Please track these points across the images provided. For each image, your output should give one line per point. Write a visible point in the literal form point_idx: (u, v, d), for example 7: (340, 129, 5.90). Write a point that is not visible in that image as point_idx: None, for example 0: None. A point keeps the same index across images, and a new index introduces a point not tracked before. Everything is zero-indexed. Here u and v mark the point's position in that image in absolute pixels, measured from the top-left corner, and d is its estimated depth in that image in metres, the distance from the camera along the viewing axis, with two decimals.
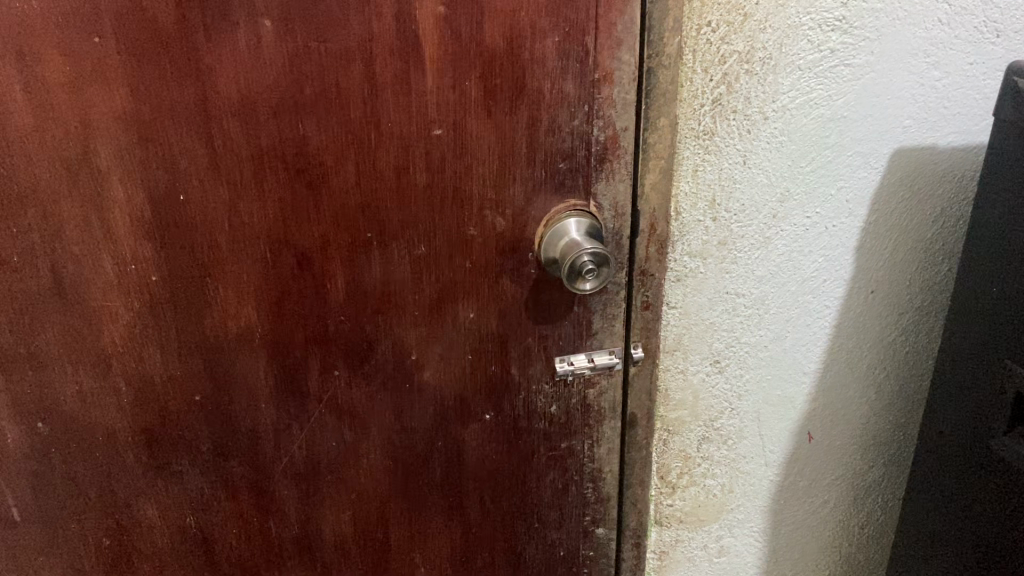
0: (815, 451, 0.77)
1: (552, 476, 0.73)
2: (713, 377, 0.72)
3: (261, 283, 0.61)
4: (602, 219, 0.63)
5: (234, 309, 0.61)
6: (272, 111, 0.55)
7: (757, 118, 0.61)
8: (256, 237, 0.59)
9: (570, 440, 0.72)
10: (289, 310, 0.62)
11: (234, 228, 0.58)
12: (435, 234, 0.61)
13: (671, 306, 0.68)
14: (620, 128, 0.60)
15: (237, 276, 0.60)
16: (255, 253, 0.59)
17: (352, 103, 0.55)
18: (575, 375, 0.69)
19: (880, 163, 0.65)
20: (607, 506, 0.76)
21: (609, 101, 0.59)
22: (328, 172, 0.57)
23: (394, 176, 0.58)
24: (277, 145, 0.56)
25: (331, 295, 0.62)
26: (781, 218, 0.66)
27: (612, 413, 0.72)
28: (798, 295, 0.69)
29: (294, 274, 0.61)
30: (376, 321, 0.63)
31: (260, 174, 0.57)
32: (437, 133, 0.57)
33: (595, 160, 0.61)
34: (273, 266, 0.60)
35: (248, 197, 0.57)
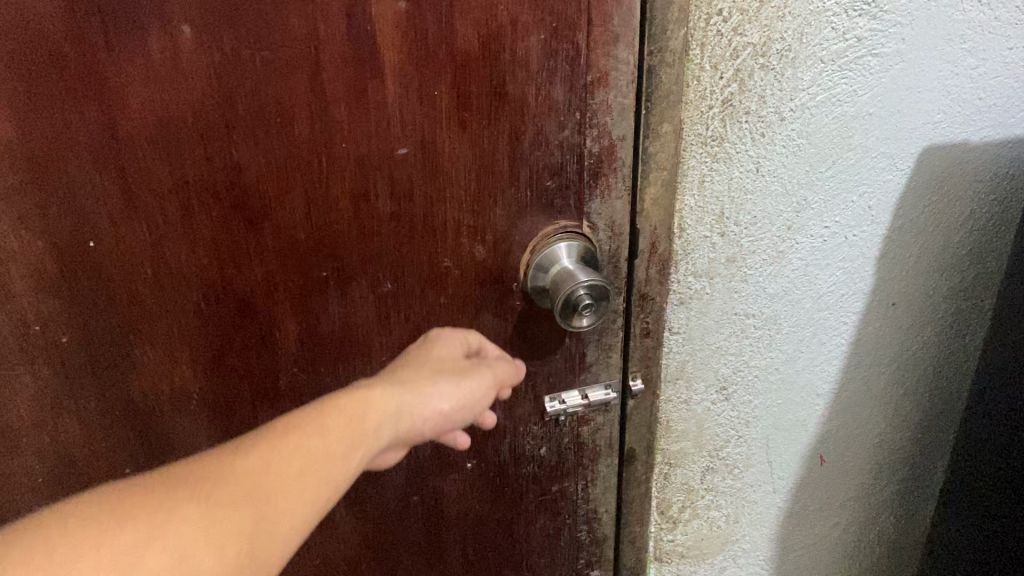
0: (827, 475, 0.70)
1: (543, 521, 0.66)
2: (719, 405, 0.65)
3: (196, 336, 0.51)
4: (597, 239, 0.54)
5: (165, 367, 0.52)
6: (198, 136, 0.45)
7: (772, 119, 0.53)
8: (187, 284, 0.49)
9: (561, 482, 0.65)
10: (231, 363, 0.53)
11: (160, 275, 0.49)
12: (404, 267, 0.52)
13: (673, 331, 0.60)
14: (616, 137, 0.51)
15: (166, 331, 0.51)
16: (187, 304, 0.50)
17: (298, 123, 0.46)
18: (567, 414, 0.61)
19: (906, 163, 0.57)
20: (603, 547, 0.70)
21: (605, 107, 0.50)
22: (271, 205, 0.48)
23: (352, 205, 0.49)
24: (208, 175, 0.46)
25: (281, 344, 0.53)
26: (796, 229, 0.57)
27: (608, 448, 0.64)
28: (812, 312, 0.62)
29: (236, 324, 0.52)
30: (336, 369, 0.54)
31: (189, 211, 0.47)
32: (402, 152, 0.48)
33: (589, 175, 0.52)
34: (211, 315, 0.51)
35: (176, 237, 0.48)
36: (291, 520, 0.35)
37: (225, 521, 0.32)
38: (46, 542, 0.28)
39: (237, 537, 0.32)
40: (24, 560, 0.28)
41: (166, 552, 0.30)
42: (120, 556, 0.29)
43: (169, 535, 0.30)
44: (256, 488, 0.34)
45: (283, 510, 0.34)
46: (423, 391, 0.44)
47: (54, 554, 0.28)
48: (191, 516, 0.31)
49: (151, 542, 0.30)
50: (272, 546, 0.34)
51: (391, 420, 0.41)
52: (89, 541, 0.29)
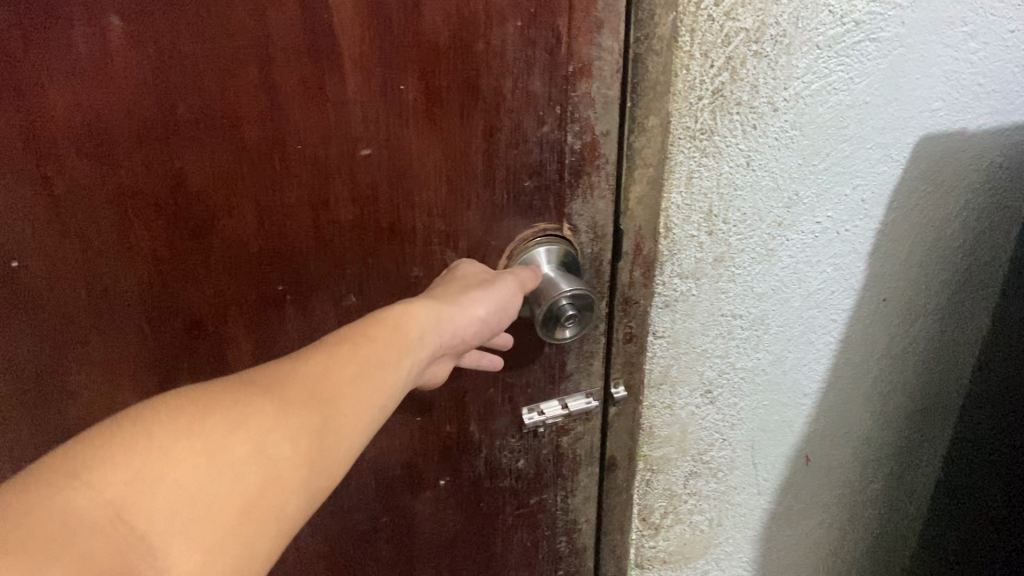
0: (812, 474, 0.68)
1: (521, 534, 0.63)
2: (704, 408, 0.61)
3: (139, 361, 0.48)
4: (579, 242, 0.51)
5: (107, 393, 0.49)
6: (134, 141, 0.40)
7: (765, 110, 0.48)
8: (127, 305, 0.45)
9: (540, 494, 0.61)
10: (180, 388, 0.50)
11: (97, 296, 0.45)
12: (369, 277, 0.48)
13: (658, 335, 0.56)
14: (599, 132, 0.47)
15: (106, 355, 0.47)
16: (127, 326, 0.46)
17: (246, 125, 0.41)
18: (546, 425, 0.58)
19: (902, 154, 0.54)
20: (584, 556, 0.67)
21: (587, 99, 0.46)
22: (218, 215, 0.43)
23: (310, 213, 0.44)
24: (145, 185, 0.42)
25: (233, 364, 0.49)
26: (787, 225, 0.54)
27: (588, 458, 0.61)
28: (801, 310, 0.58)
29: (183, 346, 0.48)
30: None
31: (125, 225, 0.43)
32: (364, 154, 0.43)
33: (570, 173, 0.48)
34: (154, 337, 0.47)
35: (112, 253, 0.44)
36: (348, 422, 0.37)
37: (294, 417, 0.34)
38: (143, 431, 0.31)
39: (305, 431, 0.35)
40: (125, 447, 0.30)
41: (245, 441, 0.33)
42: (208, 443, 0.32)
43: (247, 428, 0.33)
44: (317, 392, 0.36)
45: (343, 412, 0.37)
46: (457, 301, 0.44)
47: (153, 437, 0.31)
48: (263, 416, 0.34)
49: (231, 432, 0.32)
50: (338, 443, 0.36)
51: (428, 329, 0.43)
52: (180, 430, 0.32)
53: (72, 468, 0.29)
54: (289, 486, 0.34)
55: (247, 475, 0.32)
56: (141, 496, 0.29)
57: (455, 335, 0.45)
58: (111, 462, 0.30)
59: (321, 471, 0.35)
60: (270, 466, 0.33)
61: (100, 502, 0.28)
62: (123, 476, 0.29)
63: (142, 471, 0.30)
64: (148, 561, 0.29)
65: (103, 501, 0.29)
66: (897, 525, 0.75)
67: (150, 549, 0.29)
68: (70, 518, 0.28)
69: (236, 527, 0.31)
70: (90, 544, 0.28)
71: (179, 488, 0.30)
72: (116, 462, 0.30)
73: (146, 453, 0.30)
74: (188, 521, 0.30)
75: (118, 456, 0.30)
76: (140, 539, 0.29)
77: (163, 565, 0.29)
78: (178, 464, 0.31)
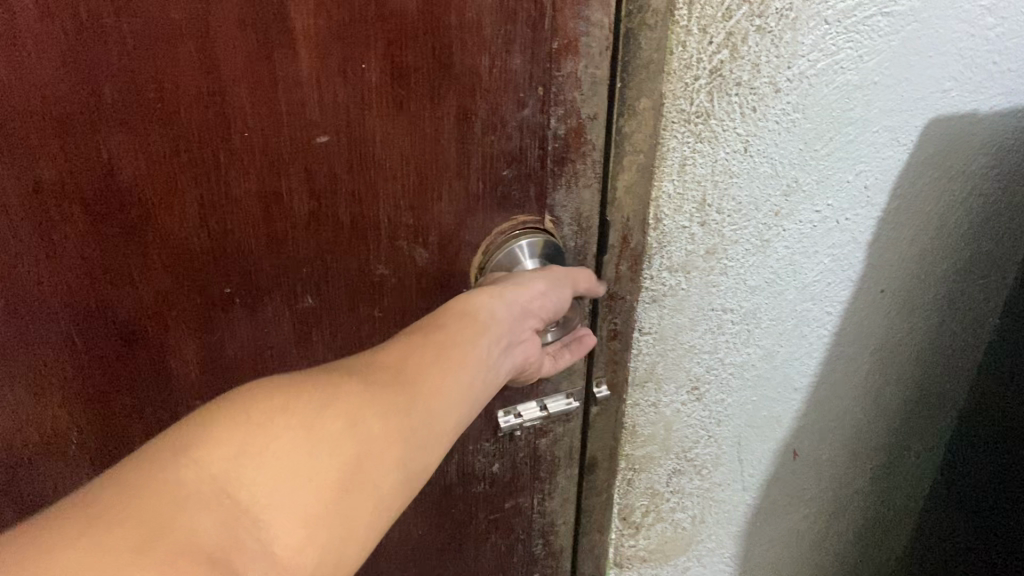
0: (799, 469, 0.65)
1: (495, 538, 0.59)
2: (690, 406, 0.57)
3: (70, 373, 0.43)
4: (562, 235, 0.46)
5: (34, 411, 0.44)
6: (52, 129, 0.35)
7: (766, 91, 0.43)
8: (52, 313, 0.40)
9: (515, 497, 0.58)
10: (116, 403, 0.44)
11: (17, 305, 0.40)
12: (327, 278, 0.43)
13: (643, 332, 0.52)
14: (585, 116, 0.42)
15: (29, 370, 0.42)
16: (53, 336, 0.41)
17: (187, 111, 0.36)
18: (523, 427, 0.54)
19: (909, 138, 0.49)
20: (558, 558, 0.64)
21: (573, 79, 0.41)
22: (155, 214, 0.38)
23: (260, 207, 0.40)
24: (69, 178, 0.36)
25: (177, 375, 0.44)
26: (784, 215, 0.49)
27: (568, 459, 0.58)
28: (795, 303, 0.54)
29: (118, 356, 0.43)
30: None
31: (47, 223, 0.37)
32: (321, 141, 0.38)
33: (553, 161, 0.43)
34: (87, 347, 0.42)
35: (33, 257, 0.38)
36: (437, 404, 0.34)
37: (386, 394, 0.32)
38: (240, 409, 0.29)
39: (396, 410, 0.32)
40: (222, 424, 0.28)
41: (340, 416, 0.30)
42: (304, 418, 0.29)
43: (340, 404, 0.30)
44: (403, 371, 0.34)
45: (430, 393, 0.34)
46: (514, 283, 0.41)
47: (252, 413, 0.28)
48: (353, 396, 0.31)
49: (327, 407, 0.30)
50: (430, 424, 0.33)
51: (499, 308, 0.39)
52: (277, 407, 0.29)
53: (174, 445, 0.27)
54: (385, 464, 0.31)
55: (343, 452, 0.29)
56: (244, 470, 0.27)
57: (524, 320, 0.41)
58: (212, 437, 0.27)
59: (417, 450, 0.32)
60: (366, 444, 0.30)
61: (203, 476, 0.26)
62: (225, 451, 0.27)
63: (242, 446, 0.27)
64: (255, 535, 0.26)
65: (207, 476, 0.26)
66: (883, 517, 0.72)
67: (256, 525, 0.26)
68: (177, 491, 0.25)
69: (338, 505, 0.28)
70: (200, 520, 0.25)
71: (279, 463, 0.28)
72: (218, 437, 0.27)
73: (245, 429, 0.28)
74: (291, 498, 0.27)
75: (217, 432, 0.27)
76: (246, 514, 0.26)
77: (268, 540, 0.26)
78: (278, 439, 0.28)
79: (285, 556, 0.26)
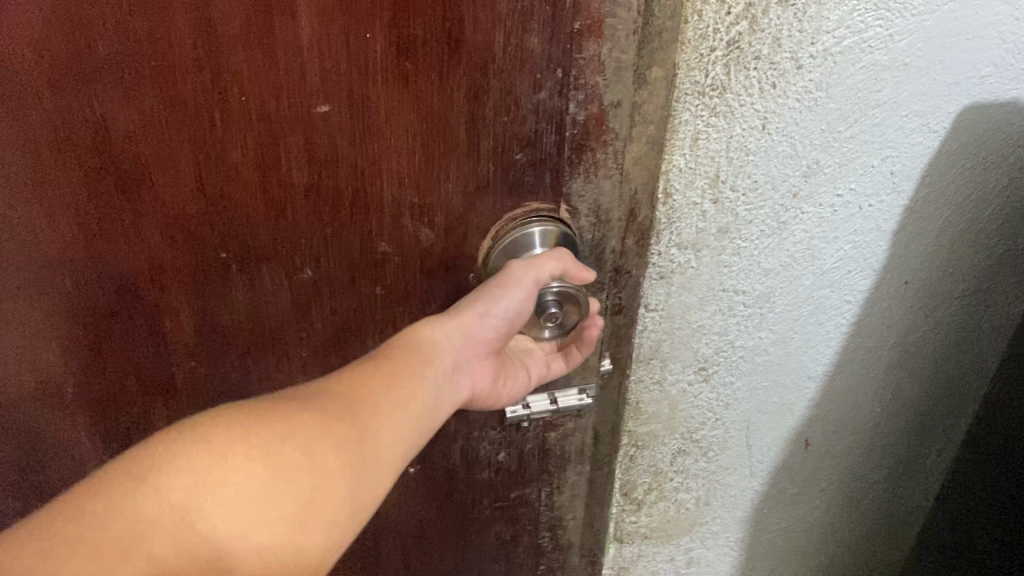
0: (811, 459, 0.63)
1: (499, 527, 0.59)
2: (697, 386, 0.55)
3: (68, 318, 0.44)
4: (579, 227, 0.44)
5: (34, 350, 0.46)
6: (49, 77, 0.36)
7: (787, 66, 0.41)
8: (48, 257, 0.42)
9: (522, 488, 0.57)
10: (111, 353, 0.46)
11: (18, 247, 0.41)
12: (327, 251, 0.42)
13: (650, 308, 0.50)
14: (608, 103, 0.40)
15: (26, 311, 0.44)
16: (50, 280, 0.43)
17: (181, 70, 0.36)
18: (532, 419, 0.53)
19: (941, 125, 0.46)
20: (566, 554, 0.63)
21: (597, 63, 0.38)
22: (149, 164, 0.39)
23: (258, 173, 0.39)
24: (65, 127, 0.37)
25: (172, 334, 0.45)
26: (803, 197, 0.47)
27: (579, 455, 0.57)
28: (811, 290, 0.52)
29: (112, 308, 0.44)
30: (244, 364, 0.47)
31: (41, 171, 0.39)
32: (322, 111, 0.37)
33: (570, 148, 0.41)
34: (83, 294, 0.43)
35: (31, 202, 0.40)
36: (388, 432, 0.38)
37: (339, 424, 0.36)
38: (200, 437, 0.33)
39: (345, 441, 0.36)
40: (188, 453, 0.32)
41: (297, 447, 0.34)
42: (262, 449, 0.34)
43: (296, 437, 0.35)
44: (359, 400, 0.38)
45: (384, 421, 0.38)
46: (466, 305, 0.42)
47: (215, 442, 0.33)
48: (308, 425, 0.35)
49: (284, 439, 0.34)
50: (383, 447, 0.37)
51: (444, 339, 0.41)
52: (236, 437, 0.33)
53: (144, 469, 0.31)
54: (340, 495, 0.35)
55: (297, 484, 0.34)
56: (202, 503, 0.31)
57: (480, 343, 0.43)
58: (174, 466, 0.32)
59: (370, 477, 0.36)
60: (320, 475, 0.34)
61: (164, 506, 0.31)
62: (188, 482, 0.31)
63: (201, 479, 0.32)
64: (211, 562, 0.31)
65: (167, 505, 0.31)
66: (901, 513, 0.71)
67: (215, 554, 0.31)
68: (142, 524, 0.30)
69: (289, 532, 0.33)
70: (158, 550, 0.30)
71: (235, 497, 0.32)
72: (180, 466, 0.32)
73: (207, 458, 0.32)
74: (248, 526, 0.32)
75: (183, 460, 0.32)
76: (205, 543, 0.31)
77: (225, 565, 0.32)
78: (235, 472, 0.33)
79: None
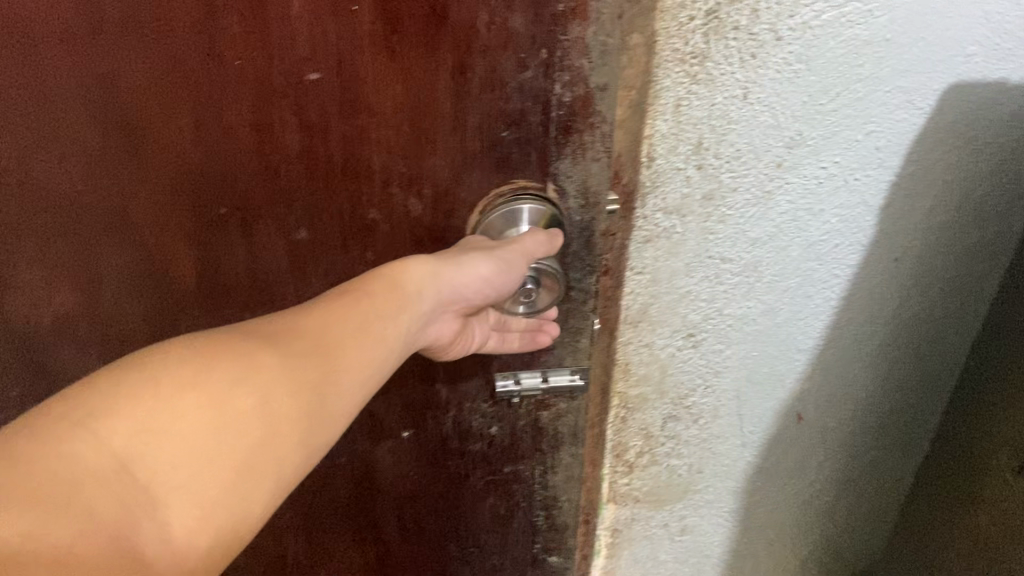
0: (804, 434, 0.63)
1: (493, 501, 0.63)
2: (686, 352, 0.57)
3: (85, 252, 0.50)
4: (566, 207, 0.45)
5: (56, 280, 0.51)
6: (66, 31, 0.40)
7: (765, 37, 0.43)
8: (68, 195, 0.47)
9: (514, 464, 0.61)
10: (124, 288, 0.51)
11: (42, 185, 0.47)
12: (319, 211, 0.46)
13: (637, 271, 0.52)
14: (595, 86, 0.41)
15: (49, 245, 0.49)
16: (68, 215, 0.48)
17: (185, 31, 0.40)
18: (523, 394, 0.57)
19: (926, 101, 0.46)
20: (564, 535, 0.66)
21: (581, 45, 0.39)
22: (155, 119, 0.43)
23: (254, 133, 0.43)
24: (81, 77, 0.42)
25: (177, 275, 0.50)
26: (786, 168, 0.48)
27: (572, 438, 0.60)
28: (799, 261, 0.53)
29: (124, 245, 0.49)
30: (245, 310, 0.52)
31: (60, 117, 0.44)
32: (313, 78, 0.41)
33: (557, 128, 0.42)
34: (99, 229, 0.48)
35: (53, 145, 0.45)
36: (345, 377, 0.39)
37: (296, 367, 0.37)
38: (149, 379, 0.33)
39: (303, 385, 0.37)
40: (131, 397, 0.33)
41: (249, 393, 0.35)
42: (212, 394, 0.34)
43: (250, 380, 0.35)
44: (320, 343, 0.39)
45: (343, 364, 0.39)
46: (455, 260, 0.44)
47: (161, 386, 0.33)
48: (262, 371, 0.36)
49: (235, 384, 0.35)
50: (337, 392, 0.39)
51: (427, 286, 0.44)
52: (186, 380, 0.34)
53: (86, 411, 0.32)
54: (287, 441, 0.36)
55: (245, 430, 0.34)
56: (144, 450, 0.32)
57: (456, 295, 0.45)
58: (118, 409, 0.32)
59: (320, 423, 0.38)
60: (270, 421, 0.35)
61: (105, 454, 0.31)
62: (129, 427, 0.32)
63: (145, 424, 0.32)
64: (150, 513, 0.31)
65: (108, 451, 0.31)
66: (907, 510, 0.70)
67: (154, 505, 0.31)
68: (83, 470, 0.30)
69: (233, 481, 0.34)
70: (99, 497, 0.30)
71: (178, 443, 0.33)
72: (123, 410, 0.32)
73: (151, 404, 0.33)
74: (189, 474, 0.33)
75: (127, 404, 0.32)
76: (144, 491, 0.31)
77: (163, 517, 0.32)
78: (183, 416, 0.33)
79: (180, 533, 0.32)
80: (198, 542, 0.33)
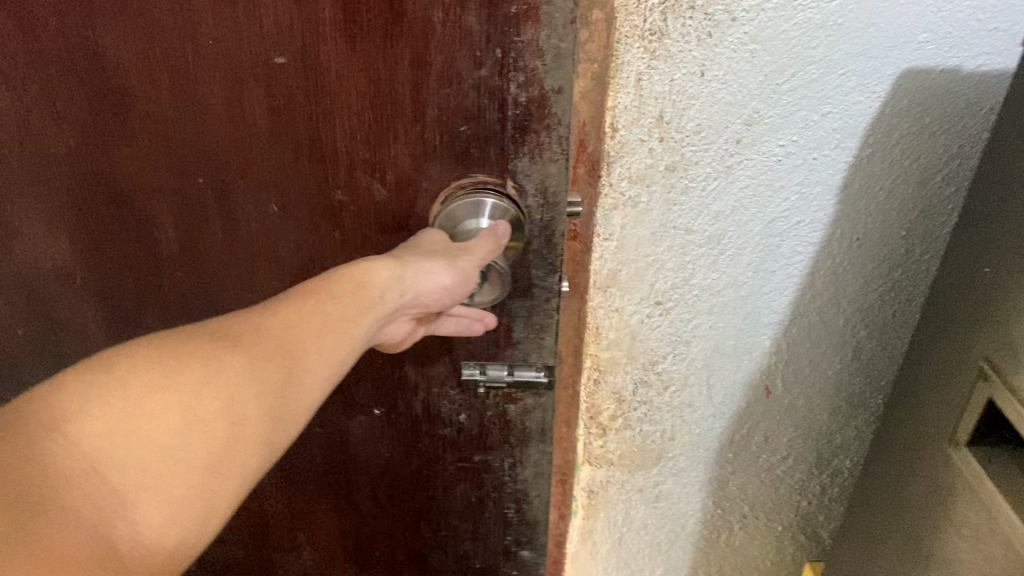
0: (772, 409, 0.64)
1: (464, 489, 0.65)
2: (654, 319, 0.59)
3: (71, 215, 0.52)
4: (526, 205, 0.47)
5: (45, 241, 0.54)
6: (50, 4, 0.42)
7: (721, 18, 0.46)
8: (55, 160, 0.49)
9: (485, 454, 0.62)
10: (110, 252, 0.54)
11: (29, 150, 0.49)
12: (288, 192, 0.48)
13: (605, 237, 0.55)
14: (550, 88, 0.42)
15: (37, 207, 0.52)
16: (55, 178, 0.50)
17: (159, 10, 0.41)
18: (491, 384, 0.57)
19: (882, 86, 0.48)
20: (534, 530, 0.68)
21: (534, 49, 0.41)
22: (131, 94, 0.45)
23: (225, 111, 0.45)
24: (65, 48, 0.44)
25: (156, 242, 0.52)
26: (745, 144, 0.50)
27: (539, 433, 0.61)
28: (762, 235, 0.54)
29: (108, 211, 0.51)
30: (220, 281, 0.54)
31: (45, 85, 0.46)
32: (279, 62, 0.42)
33: (514, 128, 0.44)
34: (84, 195, 0.50)
35: (39, 112, 0.47)
36: (311, 376, 0.40)
37: (263, 369, 0.37)
38: (117, 382, 0.34)
39: (268, 388, 0.37)
40: (103, 399, 0.33)
41: (217, 396, 0.36)
42: (182, 396, 0.35)
43: (218, 384, 0.36)
44: (287, 346, 0.39)
45: (310, 364, 0.39)
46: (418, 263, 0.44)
47: (131, 389, 0.34)
48: (231, 373, 0.36)
49: (205, 386, 0.35)
50: (302, 391, 0.39)
51: (390, 291, 0.43)
52: (158, 381, 0.35)
53: (60, 412, 0.32)
54: (252, 442, 0.37)
55: (211, 432, 0.35)
56: (112, 454, 0.33)
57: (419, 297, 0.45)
58: (88, 411, 0.33)
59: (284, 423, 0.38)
60: (236, 424, 0.36)
61: (77, 454, 0.32)
62: (100, 428, 0.33)
63: (115, 427, 0.33)
64: (122, 512, 0.32)
65: (80, 452, 0.32)
66: None
67: (124, 505, 0.32)
68: (61, 471, 0.31)
69: (199, 482, 0.35)
70: (78, 494, 0.31)
71: (145, 446, 0.34)
72: (96, 413, 0.33)
73: (122, 405, 0.34)
74: (155, 477, 0.34)
75: (98, 406, 0.33)
76: (115, 492, 0.32)
77: (134, 517, 0.32)
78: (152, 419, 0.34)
79: (148, 534, 0.33)
80: (169, 541, 0.34)
